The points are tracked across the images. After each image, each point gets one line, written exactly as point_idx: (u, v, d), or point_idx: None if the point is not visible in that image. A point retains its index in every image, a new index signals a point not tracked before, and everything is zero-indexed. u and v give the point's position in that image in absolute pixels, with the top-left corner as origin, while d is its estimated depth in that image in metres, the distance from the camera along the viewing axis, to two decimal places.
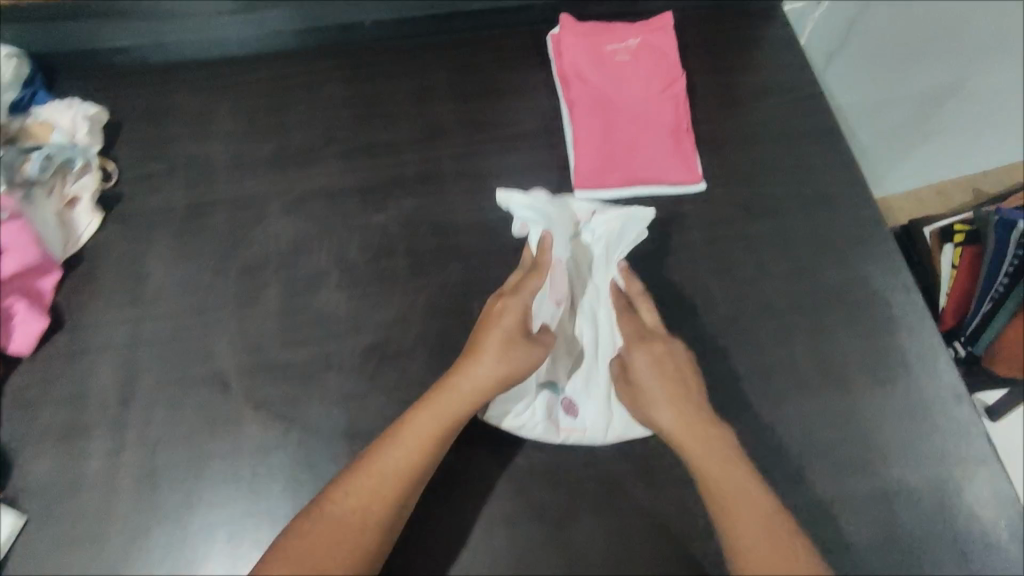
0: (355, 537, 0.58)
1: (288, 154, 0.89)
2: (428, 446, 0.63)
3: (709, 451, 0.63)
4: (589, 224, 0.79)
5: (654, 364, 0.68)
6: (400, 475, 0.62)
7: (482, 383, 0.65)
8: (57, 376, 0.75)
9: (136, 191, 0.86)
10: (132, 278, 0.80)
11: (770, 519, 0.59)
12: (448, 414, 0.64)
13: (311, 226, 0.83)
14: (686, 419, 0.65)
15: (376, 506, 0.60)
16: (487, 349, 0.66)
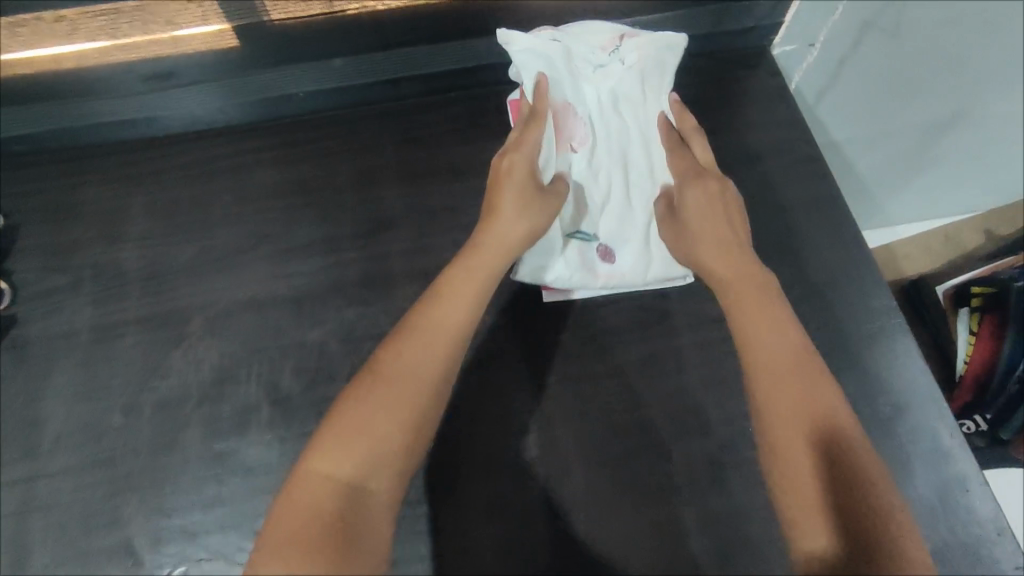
0: (397, 413, 0.53)
1: (212, 259, 0.78)
2: (456, 334, 0.58)
3: (751, 315, 0.61)
4: (618, 51, 0.73)
5: (704, 200, 0.67)
6: (438, 327, 0.58)
7: (509, 238, 0.64)
8: None
9: (36, 311, 0.75)
10: (26, 422, 0.69)
11: (814, 389, 0.55)
12: (481, 269, 0.62)
13: (238, 346, 0.73)
14: (733, 260, 0.64)
15: (424, 362, 0.56)
16: (505, 205, 0.64)
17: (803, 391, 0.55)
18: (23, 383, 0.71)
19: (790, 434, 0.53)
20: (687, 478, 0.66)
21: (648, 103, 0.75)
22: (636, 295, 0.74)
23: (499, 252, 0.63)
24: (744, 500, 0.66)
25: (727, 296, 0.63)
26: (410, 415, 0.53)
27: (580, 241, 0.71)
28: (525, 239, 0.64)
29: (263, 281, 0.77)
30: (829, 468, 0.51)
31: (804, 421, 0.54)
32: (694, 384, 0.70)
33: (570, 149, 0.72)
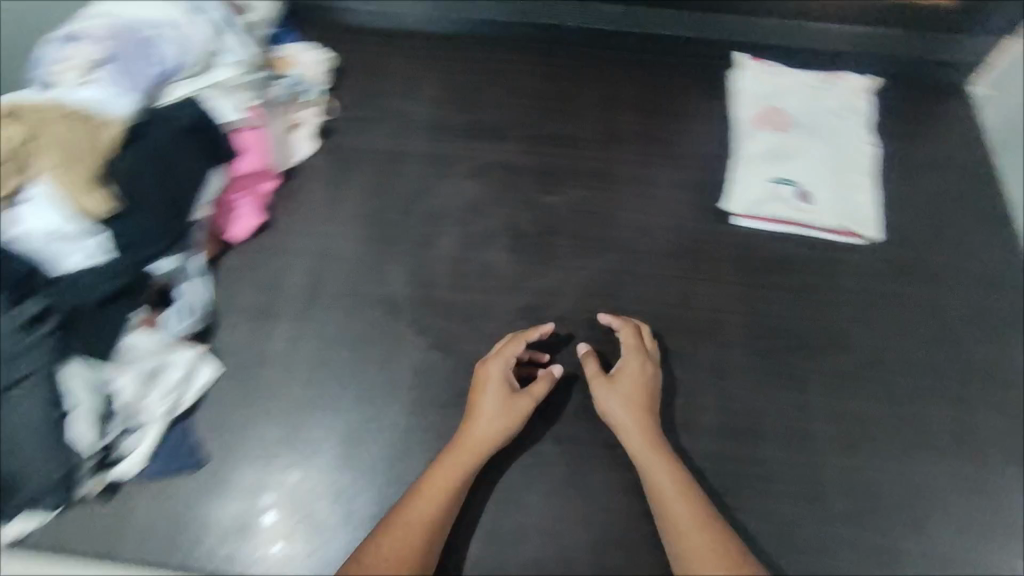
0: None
1: (480, 126, 0.97)
2: (432, 523, 0.64)
3: (657, 474, 0.67)
4: (827, 83, 0.99)
5: (622, 400, 0.72)
6: (422, 519, 0.64)
7: (488, 434, 0.69)
8: (259, 265, 0.85)
9: (348, 129, 0.97)
10: (332, 199, 0.90)
11: (714, 539, 0.62)
12: (465, 459, 0.68)
13: (490, 193, 0.92)
14: (676, 472, 0.67)
15: (408, 550, 0.62)
16: (483, 401, 0.71)
17: (712, 544, 0.62)
18: (332, 174, 0.93)
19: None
20: (830, 380, 0.80)
21: (849, 111, 0.97)
22: (812, 241, 0.89)
23: (480, 448, 0.69)
24: (875, 411, 0.78)
25: (635, 451, 0.70)
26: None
27: (780, 185, 0.91)
28: (499, 437, 0.70)
29: (515, 154, 0.95)
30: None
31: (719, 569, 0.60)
32: (851, 314, 0.84)
33: (777, 130, 0.95)
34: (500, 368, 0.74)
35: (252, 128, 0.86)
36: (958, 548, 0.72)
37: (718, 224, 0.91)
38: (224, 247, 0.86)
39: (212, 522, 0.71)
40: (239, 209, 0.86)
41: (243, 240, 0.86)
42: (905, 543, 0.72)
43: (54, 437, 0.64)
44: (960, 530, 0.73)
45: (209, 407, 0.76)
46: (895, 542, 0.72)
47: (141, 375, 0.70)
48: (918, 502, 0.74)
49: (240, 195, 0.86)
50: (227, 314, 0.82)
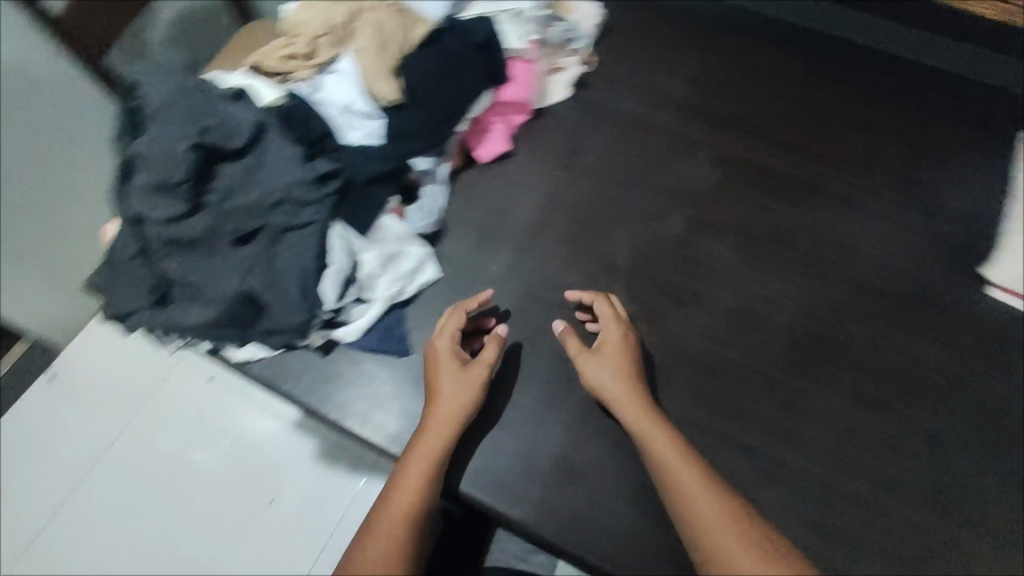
0: (385, 554, 0.58)
1: (730, 117, 0.95)
2: (415, 504, 0.61)
3: (658, 446, 0.63)
4: None
5: (612, 373, 0.69)
6: (404, 506, 0.61)
7: (456, 408, 0.67)
8: (494, 190, 0.88)
9: (602, 86, 0.98)
10: (573, 148, 0.92)
11: (719, 498, 0.59)
12: (435, 444, 0.65)
13: (728, 186, 0.89)
14: (668, 448, 0.63)
15: (397, 539, 0.59)
16: (443, 383, 0.69)
17: (715, 503, 0.58)
18: (577, 125, 0.94)
19: (726, 545, 0.56)
20: None
21: None
22: None
23: (453, 417, 0.67)
24: None
25: (625, 417, 0.66)
26: (398, 547, 0.58)
27: None
28: (466, 408, 0.68)
29: (762, 157, 0.92)
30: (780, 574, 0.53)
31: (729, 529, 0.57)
32: None
33: None
34: (444, 343, 0.71)
35: (524, 61, 0.89)
36: None
37: (968, 289, 0.83)
38: (466, 163, 0.90)
39: (405, 409, 0.74)
40: (489, 132, 0.89)
41: (485, 161, 0.89)
42: None
43: (310, 284, 0.70)
44: None
45: (422, 302, 0.80)
46: None
47: (384, 255, 0.75)
48: None
49: (495, 120, 0.90)
50: (456, 226, 0.86)
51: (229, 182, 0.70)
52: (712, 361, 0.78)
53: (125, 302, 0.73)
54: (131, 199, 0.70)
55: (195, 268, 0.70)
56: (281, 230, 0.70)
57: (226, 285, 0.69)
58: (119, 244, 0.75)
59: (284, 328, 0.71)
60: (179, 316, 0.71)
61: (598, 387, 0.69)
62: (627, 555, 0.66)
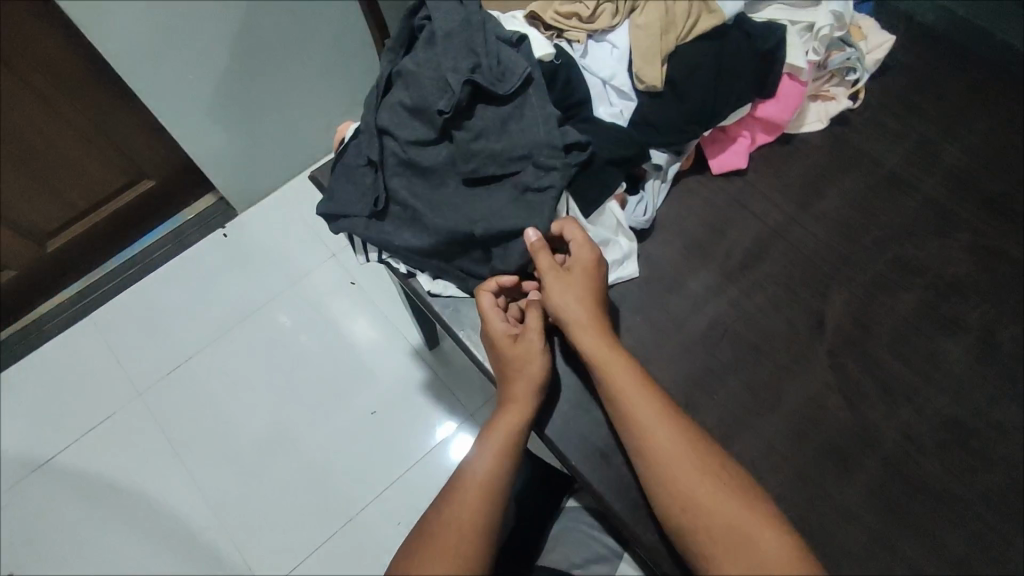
0: (462, 522, 0.61)
1: (1010, 205, 0.82)
2: (492, 478, 0.63)
3: (623, 384, 0.62)
4: None
5: (575, 299, 0.66)
6: (480, 480, 0.63)
7: (529, 385, 0.67)
8: (715, 204, 0.83)
9: (865, 129, 0.88)
10: (812, 187, 0.84)
11: (699, 455, 0.58)
12: (510, 421, 0.66)
13: (984, 280, 0.78)
14: (637, 393, 0.62)
15: (475, 511, 0.61)
16: (505, 356, 0.68)
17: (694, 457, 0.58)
18: (824, 164, 0.86)
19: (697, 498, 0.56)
20: None
21: None
22: None
23: (521, 404, 0.67)
24: None
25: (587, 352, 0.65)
26: (474, 517, 0.61)
27: None
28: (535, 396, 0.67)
29: None
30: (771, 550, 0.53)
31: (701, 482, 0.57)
32: None
33: None
34: (492, 321, 0.69)
35: (798, 82, 0.82)
36: None
37: None
38: (693, 167, 0.85)
39: (566, 395, 0.73)
40: (730, 144, 0.84)
41: (715, 172, 0.84)
42: None
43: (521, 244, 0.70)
44: None
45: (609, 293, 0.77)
46: None
47: (596, 239, 0.74)
48: None
49: (741, 134, 0.84)
50: (666, 229, 0.82)
51: (482, 125, 0.71)
52: (901, 462, 0.69)
53: (340, 206, 0.74)
54: (391, 117, 0.72)
55: (424, 196, 0.72)
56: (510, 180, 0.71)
57: (445, 218, 0.71)
58: (353, 152, 0.76)
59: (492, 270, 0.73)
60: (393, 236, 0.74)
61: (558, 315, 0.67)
62: None
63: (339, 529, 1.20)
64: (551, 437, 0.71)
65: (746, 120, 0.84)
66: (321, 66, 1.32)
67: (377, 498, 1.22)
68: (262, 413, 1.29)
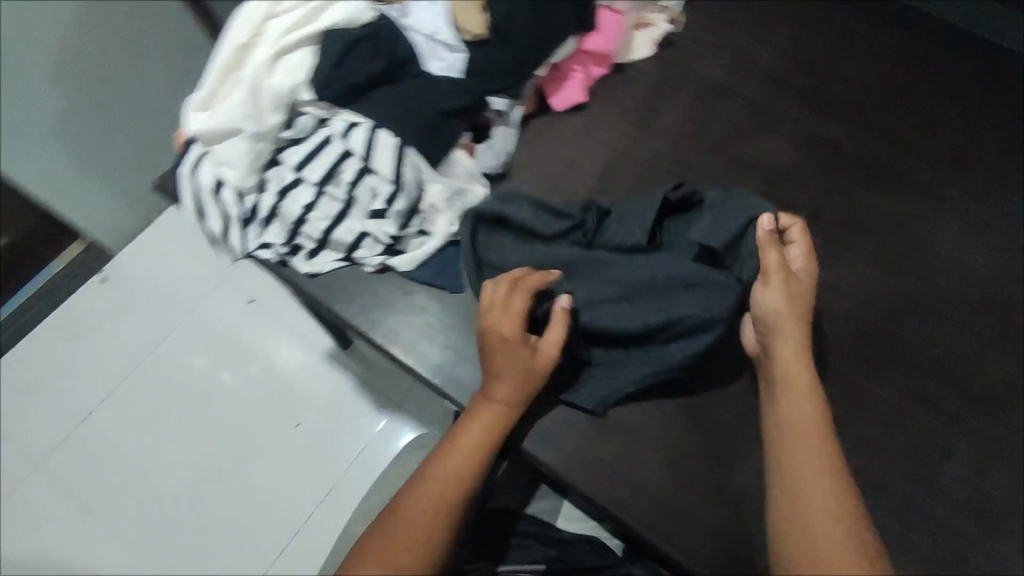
0: (430, 509, 0.59)
1: (820, 94, 0.90)
2: (467, 471, 0.61)
3: (797, 404, 0.58)
4: None
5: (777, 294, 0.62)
6: (453, 471, 0.61)
7: (521, 390, 0.65)
8: (564, 139, 0.87)
9: (688, 48, 0.95)
10: (649, 108, 0.90)
11: (840, 499, 0.53)
12: (495, 419, 0.64)
13: (810, 164, 0.86)
14: (807, 415, 0.58)
15: (445, 499, 0.60)
16: (501, 360, 0.65)
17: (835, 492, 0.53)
18: (657, 86, 0.91)
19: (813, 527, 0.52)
20: None
21: None
22: None
23: (511, 400, 0.65)
24: None
25: (774, 371, 0.61)
26: (445, 503, 0.59)
27: None
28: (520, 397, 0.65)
29: (848, 138, 0.88)
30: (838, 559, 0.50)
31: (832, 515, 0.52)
32: None
33: None
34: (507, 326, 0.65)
35: (612, 11, 0.87)
36: None
37: None
38: (538, 109, 0.88)
39: (454, 345, 0.74)
40: (566, 81, 0.88)
41: (558, 110, 0.87)
42: None
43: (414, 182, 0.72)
44: None
45: None
46: None
47: (450, 188, 0.75)
48: None
49: (573, 69, 0.88)
50: (523, 171, 0.84)
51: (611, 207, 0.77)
52: None
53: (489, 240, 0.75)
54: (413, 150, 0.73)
55: (617, 308, 0.71)
56: (681, 238, 0.73)
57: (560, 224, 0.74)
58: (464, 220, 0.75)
59: (350, 229, 0.73)
60: (618, 364, 0.72)
61: (763, 303, 0.63)
62: (664, 517, 0.67)
63: (284, 546, 1.17)
64: (446, 390, 0.72)
65: (576, 56, 0.88)
66: (162, 82, 1.25)
67: (319, 506, 1.19)
68: (180, 452, 1.24)
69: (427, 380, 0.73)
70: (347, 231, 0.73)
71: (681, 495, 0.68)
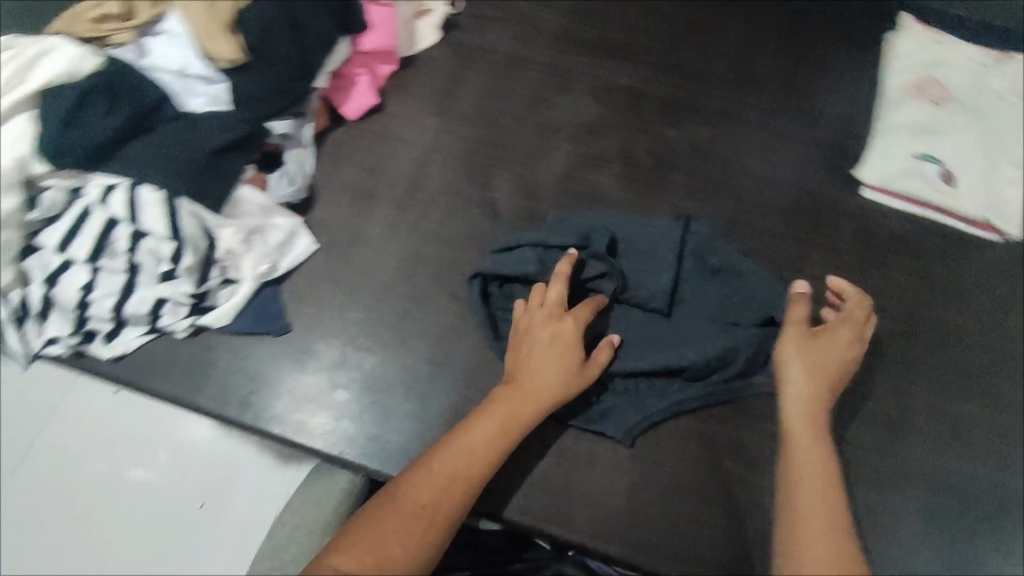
0: (438, 501, 0.58)
1: (608, 45, 0.92)
2: (479, 466, 0.61)
3: (812, 442, 0.62)
4: (999, 67, 0.91)
5: (827, 349, 0.67)
6: (467, 464, 0.61)
7: (543, 392, 0.65)
8: (365, 147, 0.84)
9: (472, 23, 0.93)
10: (446, 94, 0.88)
11: (832, 512, 0.57)
12: (519, 413, 0.64)
13: (610, 115, 0.88)
14: (823, 457, 0.61)
15: (456, 492, 0.59)
16: (537, 356, 0.66)
17: (836, 527, 0.56)
18: (449, 70, 0.89)
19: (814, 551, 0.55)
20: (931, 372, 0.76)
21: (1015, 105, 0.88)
22: (941, 226, 0.84)
23: (534, 398, 0.64)
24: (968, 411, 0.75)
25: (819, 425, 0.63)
26: (455, 498, 0.59)
27: (923, 161, 0.84)
28: (561, 393, 0.65)
29: (642, 82, 0.90)
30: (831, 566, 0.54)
31: (827, 541, 0.55)
32: (966, 313, 0.80)
33: (929, 102, 0.88)
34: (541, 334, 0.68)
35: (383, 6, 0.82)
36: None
37: (846, 192, 0.85)
38: (333, 123, 0.84)
39: (295, 388, 0.71)
40: (354, 87, 0.84)
41: (353, 118, 0.84)
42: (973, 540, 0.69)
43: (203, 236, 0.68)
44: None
45: (299, 275, 0.76)
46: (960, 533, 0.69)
47: (245, 230, 0.71)
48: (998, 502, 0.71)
49: (356, 72, 0.84)
50: (327, 188, 0.81)
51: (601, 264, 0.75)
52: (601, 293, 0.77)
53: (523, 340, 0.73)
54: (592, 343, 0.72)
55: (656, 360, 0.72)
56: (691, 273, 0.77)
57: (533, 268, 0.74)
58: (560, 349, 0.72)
59: (144, 300, 0.68)
60: (648, 396, 0.73)
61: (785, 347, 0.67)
62: (533, 495, 0.69)
63: None
64: (291, 436, 0.69)
65: (357, 58, 0.84)
66: None
67: None
68: None
69: (270, 431, 0.70)
70: (140, 303, 0.68)
71: (544, 469, 0.70)
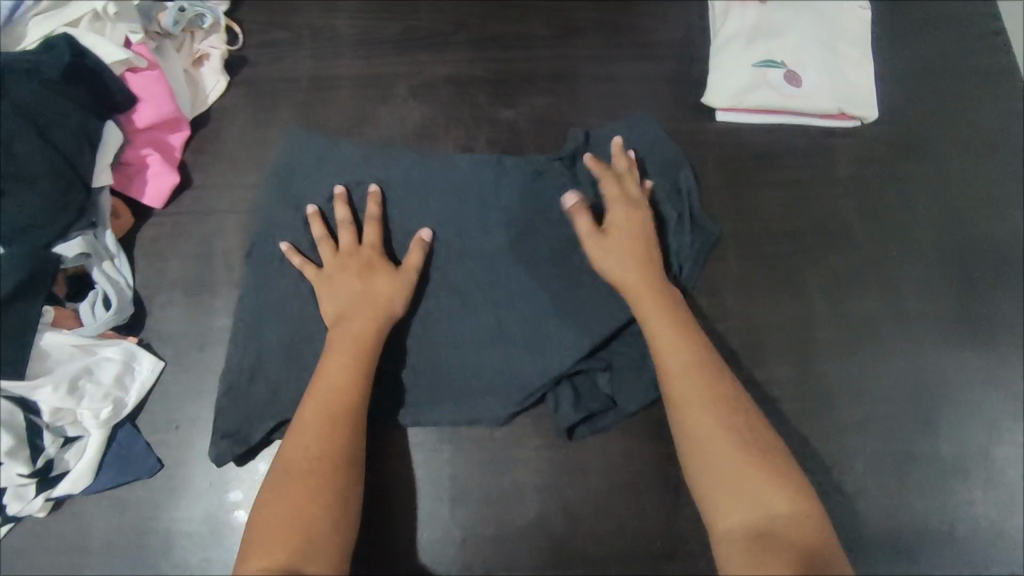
0: (316, 456, 0.55)
1: (416, 34, 0.83)
2: (343, 406, 0.58)
3: (648, 309, 0.62)
4: None
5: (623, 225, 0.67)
6: (332, 419, 0.57)
7: (367, 315, 0.62)
8: (185, 233, 0.74)
9: (260, 53, 0.82)
10: (256, 145, 0.78)
11: (695, 355, 0.59)
12: (358, 347, 0.60)
13: (439, 114, 0.80)
14: (666, 323, 0.61)
15: (335, 449, 0.56)
16: (358, 286, 0.64)
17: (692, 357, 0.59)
18: (252, 117, 0.79)
19: (698, 427, 0.55)
20: (828, 283, 0.75)
21: None
22: (800, 129, 0.81)
23: (369, 329, 0.62)
24: (871, 309, 0.74)
25: (643, 296, 0.63)
26: (333, 451, 0.56)
27: (766, 68, 0.81)
28: (385, 311, 0.63)
29: (463, 67, 0.82)
30: (713, 402, 0.56)
31: (700, 391, 0.57)
32: (849, 210, 0.78)
33: (757, 2, 0.83)
34: (353, 283, 0.64)
35: (146, 71, 0.71)
36: (959, 431, 0.71)
37: (701, 121, 0.81)
38: (138, 218, 0.75)
39: (191, 526, 0.65)
40: (148, 172, 0.73)
41: (160, 207, 0.74)
42: (901, 437, 0.70)
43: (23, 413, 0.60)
44: (971, 412, 0.71)
45: (153, 402, 0.68)
46: (889, 435, 0.70)
47: (65, 383, 0.61)
48: (916, 391, 0.72)
49: (144, 154, 0.73)
50: (157, 294, 0.72)
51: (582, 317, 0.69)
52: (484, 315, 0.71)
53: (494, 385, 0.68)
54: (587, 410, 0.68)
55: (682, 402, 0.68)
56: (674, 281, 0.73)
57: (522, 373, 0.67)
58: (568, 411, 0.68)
59: None
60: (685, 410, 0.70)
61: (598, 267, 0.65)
62: (474, 547, 0.66)
63: None
64: None
65: (137, 137, 0.73)
66: None
67: None
68: None
69: None
70: None
71: (479, 517, 0.67)
